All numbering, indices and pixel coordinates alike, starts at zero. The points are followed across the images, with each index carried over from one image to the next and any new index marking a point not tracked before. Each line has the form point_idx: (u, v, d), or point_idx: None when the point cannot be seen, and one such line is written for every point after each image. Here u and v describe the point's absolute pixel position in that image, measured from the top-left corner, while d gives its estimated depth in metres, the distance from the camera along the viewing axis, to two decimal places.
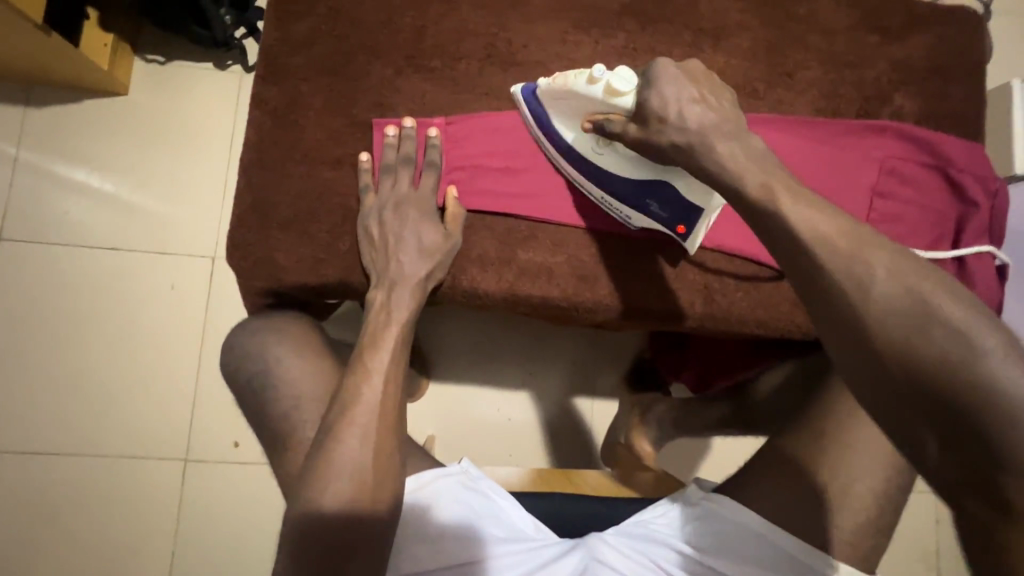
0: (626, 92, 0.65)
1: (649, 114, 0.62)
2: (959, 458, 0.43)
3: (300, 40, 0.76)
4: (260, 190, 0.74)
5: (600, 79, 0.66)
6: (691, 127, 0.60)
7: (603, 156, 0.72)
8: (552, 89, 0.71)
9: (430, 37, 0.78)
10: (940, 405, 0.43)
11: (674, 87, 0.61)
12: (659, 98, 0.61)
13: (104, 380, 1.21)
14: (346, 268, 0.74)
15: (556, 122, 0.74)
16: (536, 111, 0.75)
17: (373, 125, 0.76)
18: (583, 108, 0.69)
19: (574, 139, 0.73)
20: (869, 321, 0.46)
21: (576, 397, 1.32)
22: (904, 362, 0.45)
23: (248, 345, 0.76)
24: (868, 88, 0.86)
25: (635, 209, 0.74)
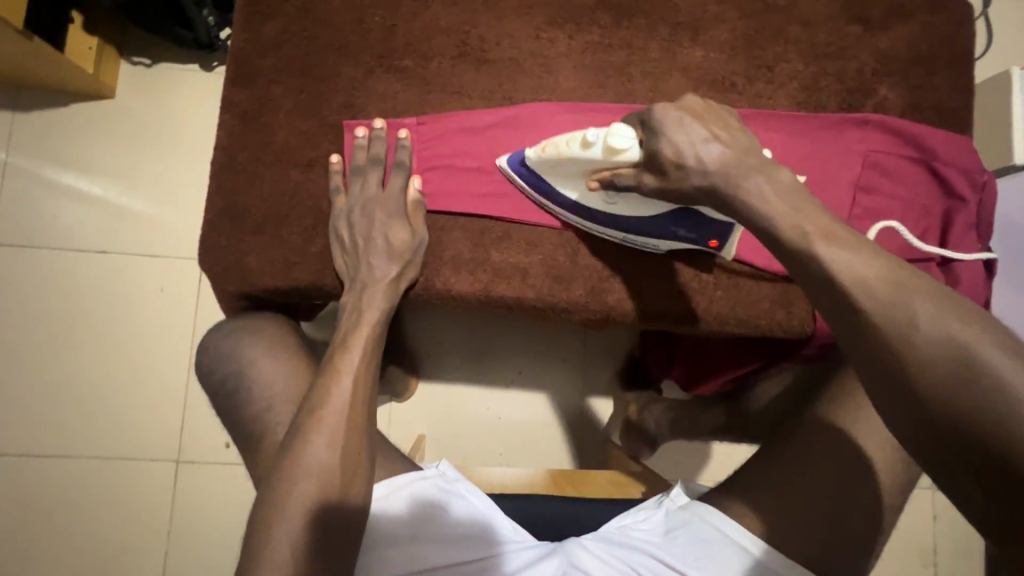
0: (630, 146, 0.65)
1: (664, 162, 0.63)
2: (1007, 502, 0.42)
3: (271, 41, 0.76)
4: (231, 193, 0.74)
5: (597, 141, 0.66)
6: (712, 168, 0.61)
7: (618, 203, 0.72)
8: (546, 160, 0.70)
9: (401, 37, 0.78)
10: (983, 450, 0.43)
11: (684, 132, 0.62)
12: (671, 145, 0.62)
13: (95, 382, 1.22)
14: (319, 270, 0.74)
15: (558, 185, 0.73)
16: (530, 180, 0.74)
17: (344, 127, 0.76)
18: (586, 170, 0.69)
19: (580, 197, 0.73)
20: (908, 363, 0.47)
21: (589, 396, 1.31)
22: (920, 375, 0.46)
23: (221, 347, 0.74)
24: (850, 80, 0.84)
25: (663, 238, 0.74)
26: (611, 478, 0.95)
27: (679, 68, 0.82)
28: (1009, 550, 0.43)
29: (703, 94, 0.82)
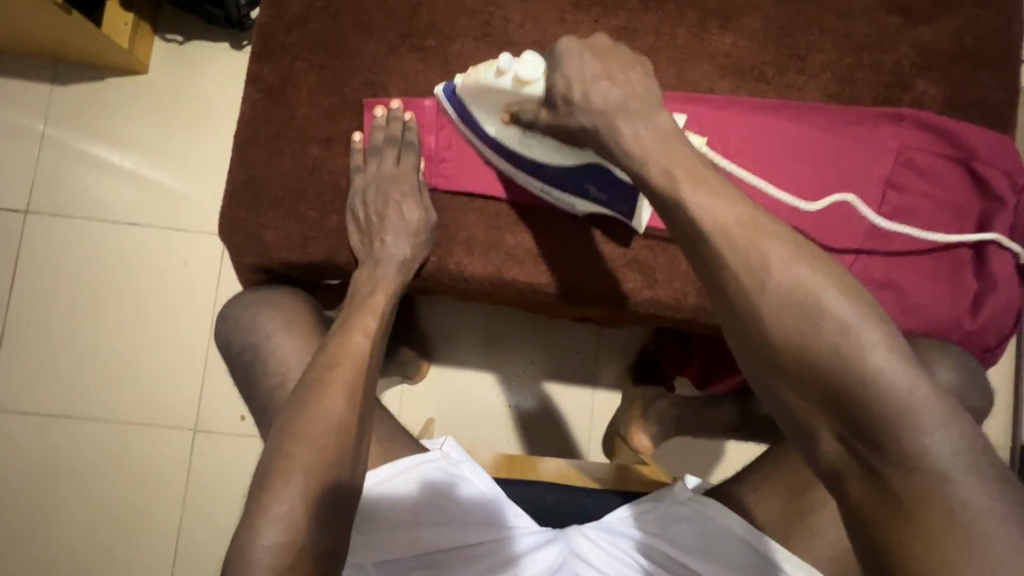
0: (536, 78, 0.65)
1: (556, 96, 0.62)
2: (846, 448, 0.45)
3: (296, 17, 0.77)
4: (252, 167, 0.75)
5: (508, 71, 0.65)
6: (598, 105, 0.59)
7: (532, 146, 0.71)
8: (467, 87, 0.69)
9: (424, 16, 0.77)
10: (832, 400, 0.44)
11: (580, 66, 0.61)
12: (563, 80, 0.61)
13: (120, 349, 1.26)
14: (334, 247, 0.75)
15: (477, 117, 0.72)
16: (458, 108, 0.73)
17: (364, 105, 0.76)
18: (500, 103, 0.68)
19: (497, 132, 0.72)
20: (770, 326, 0.46)
21: (562, 385, 1.30)
22: (783, 348, 0.46)
23: (238, 317, 0.73)
24: (887, 74, 0.81)
25: (575, 194, 0.73)
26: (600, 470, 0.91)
27: (706, 56, 0.80)
28: (842, 489, 0.46)
29: (730, 83, 0.80)
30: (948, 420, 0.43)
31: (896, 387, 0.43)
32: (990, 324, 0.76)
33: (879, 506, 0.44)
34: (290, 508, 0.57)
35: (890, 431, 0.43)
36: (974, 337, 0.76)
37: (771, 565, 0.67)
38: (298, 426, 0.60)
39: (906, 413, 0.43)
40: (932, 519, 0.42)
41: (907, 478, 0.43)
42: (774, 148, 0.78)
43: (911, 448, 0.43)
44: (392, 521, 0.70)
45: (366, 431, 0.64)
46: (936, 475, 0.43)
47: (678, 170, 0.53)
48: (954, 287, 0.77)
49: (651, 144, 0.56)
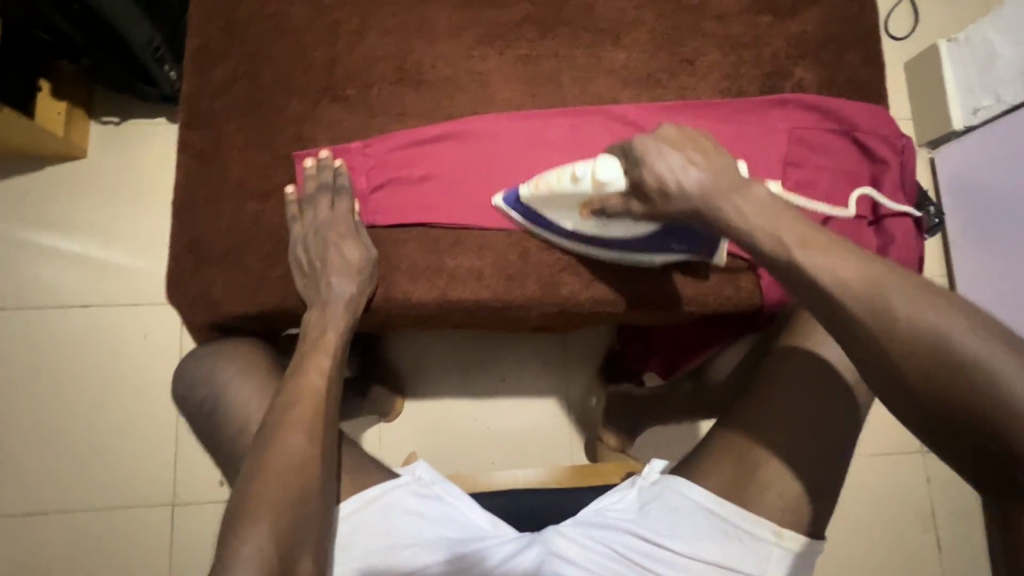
0: (615, 177, 0.70)
1: (649, 190, 0.66)
2: (989, 468, 0.49)
3: (221, 84, 0.81)
4: (193, 229, 0.78)
5: (584, 175, 0.71)
6: (694, 193, 0.64)
7: (610, 228, 0.76)
8: (539, 195, 0.76)
9: (341, 69, 0.83)
10: (968, 427, 0.49)
11: (663, 159, 0.65)
12: (654, 177, 0.65)
13: (88, 433, 1.24)
14: (281, 294, 0.77)
15: (554, 216, 0.78)
16: (525, 213, 0.79)
17: (294, 157, 0.80)
18: (577, 203, 0.73)
19: (575, 225, 0.77)
20: (905, 356, 0.51)
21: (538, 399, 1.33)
22: (919, 380, 0.50)
23: (196, 371, 0.75)
24: (767, 65, 0.90)
25: (657, 251, 0.79)
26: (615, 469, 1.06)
27: (605, 71, 0.87)
28: (994, 506, 0.50)
29: (631, 92, 0.87)
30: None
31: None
32: None
33: None
34: (264, 546, 0.58)
35: None
36: None
37: (739, 532, 0.69)
38: (266, 469, 0.62)
39: None
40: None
41: None
42: None
43: None
44: (363, 551, 0.71)
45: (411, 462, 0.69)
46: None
47: (784, 236, 0.59)
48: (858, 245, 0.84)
49: (752, 217, 0.61)
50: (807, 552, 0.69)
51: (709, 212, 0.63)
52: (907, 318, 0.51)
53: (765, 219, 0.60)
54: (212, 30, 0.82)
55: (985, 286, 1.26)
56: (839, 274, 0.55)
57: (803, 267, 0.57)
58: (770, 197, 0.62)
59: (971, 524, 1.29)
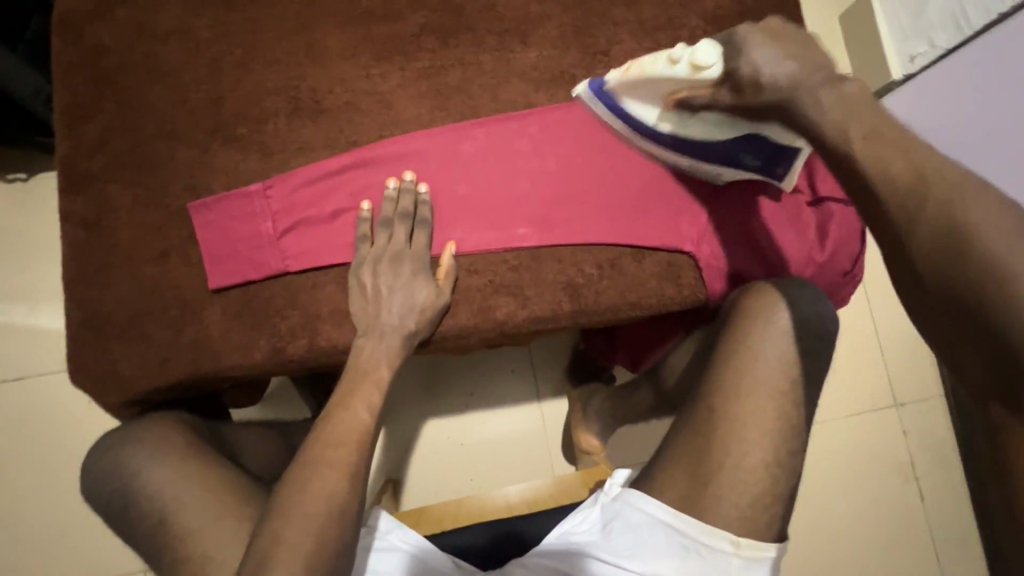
0: (714, 63, 0.59)
1: (741, 79, 0.57)
2: (995, 384, 0.48)
3: (98, 142, 0.75)
4: (89, 303, 0.72)
5: (682, 58, 0.61)
6: (785, 85, 0.55)
7: (690, 126, 0.68)
8: (626, 80, 0.68)
9: (229, 107, 0.77)
10: (985, 330, 0.47)
11: (762, 49, 0.56)
12: (748, 65, 0.56)
13: (33, 516, 1.13)
14: (193, 360, 0.71)
15: (632, 105, 0.71)
16: (607, 102, 0.73)
17: (190, 211, 0.74)
18: (664, 92, 0.65)
19: (661, 122, 0.69)
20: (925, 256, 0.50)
21: (511, 408, 1.30)
22: (939, 277, 0.49)
23: (107, 459, 0.68)
24: (685, 46, 0.85)
25: (729, 164, 0.74)
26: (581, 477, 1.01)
27: (516, 73, 0.82)
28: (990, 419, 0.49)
29: (546, 92, 0.82)
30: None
31: None
32: (839, 250, 0.80)
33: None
34: None
35: None
36: (828, 266, 0.80)
37: (701, 545, 0.66)
38: None
39: None
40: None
41: None
42: (605, 143, 0.80)
43: None
44: None
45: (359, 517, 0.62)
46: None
47: (852, 129, 0.54)
48: (797, 224, 0.80)
49: (830, 110, 0.55)
50: (768, 556, 0.67)
51: (793, 105, 0.56)
52: (956, 238, 0.49)
53: (845, 109, 0.54)
54: (83, 84, 0.76)
55: None
56: (897, 172, 0.52)
57: (863, 164, 0.53)
58: (861, 91, 0.55)
59: (953, 471, 1.30)
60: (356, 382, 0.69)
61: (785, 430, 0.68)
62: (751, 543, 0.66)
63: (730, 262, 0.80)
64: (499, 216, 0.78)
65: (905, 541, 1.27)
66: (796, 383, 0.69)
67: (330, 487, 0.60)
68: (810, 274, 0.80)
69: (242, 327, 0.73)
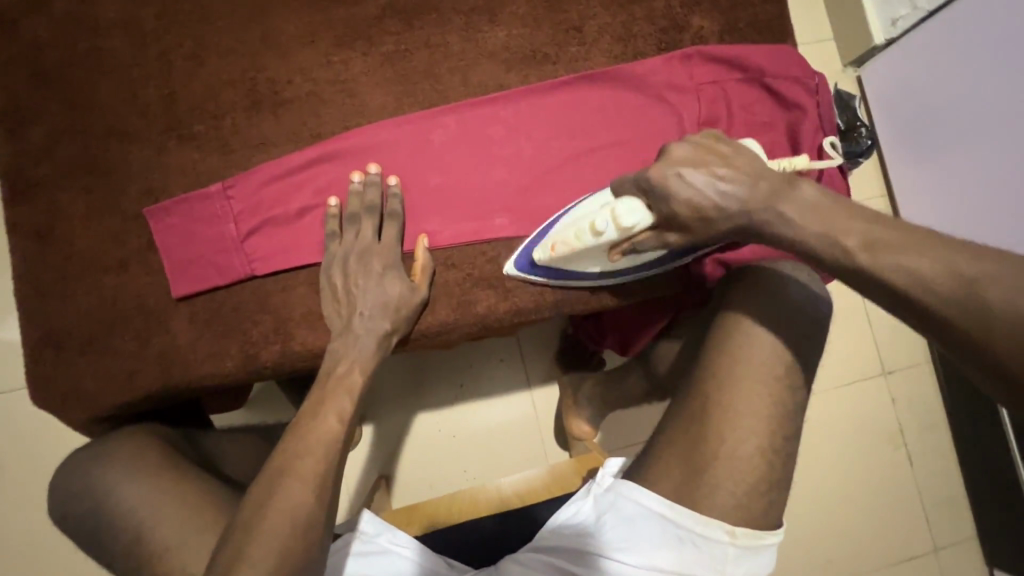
0: (639, 219, 0.61)
1: (686, 220, 0.59)
2: None
3: (43, 147, 0.71)
4: (46, 318, 0.69)
5: (606, 227, 0.62)
6: (735, 209, 0.58)
7: (638, 259, 0.69)
8: (558, 258, 0.68)
9: (182, 103, 0.72)
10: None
11: (689, 188, 0.58)
12: (684, 206, 0.58)
13: None
14: (161, 373, 0.68)
15: (579, 267, 0.71)
16: (546, 272, 0.72)
17: (146, 215, 0.70)
18: (602, 251, 0.66)
19: (603, 267, 0.71)
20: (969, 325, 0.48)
21: (502, 399, 1.28)
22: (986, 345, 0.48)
23: (76, 479, 0.65)
24: (661, 19, 0.81)
25: (693, 256, 0.73)
26: (574, 466, 1.00)
27: (485, 55, 0.78)
28: None
29: (518, 73, 0.78)
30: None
31: None
32: None
33: None
34: None
35: None
36: None
37: (694, 533, 0.65)
38: None
39: None
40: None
41: None
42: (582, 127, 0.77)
43: None
44: None
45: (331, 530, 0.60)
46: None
47: (844, 239, 0.54)
48: None
49: (804, 221, 0.56)
50: (761, 541, 0.66)
51: (759, 228, 0.58)
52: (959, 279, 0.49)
53: (817, 218, 0.55)
54: (22, 85, 0.71)
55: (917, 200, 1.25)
56: (871, 235, 0.53)
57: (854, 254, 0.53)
58: (818, 193, 0.57)
59: (941, 437, 1.31)
60: (330, 389, 0.66)
61: (775, 414, 0.67)
62: (745, 528, 0.65)
63: (712, 243, 0.77)
64: (473, 207, 0.75)
65: (897, 507, 1.28)
66: (785, 365, 0.68)
67: (309, 503, 0.58)
68: None
69: (211, 335, 0.70)
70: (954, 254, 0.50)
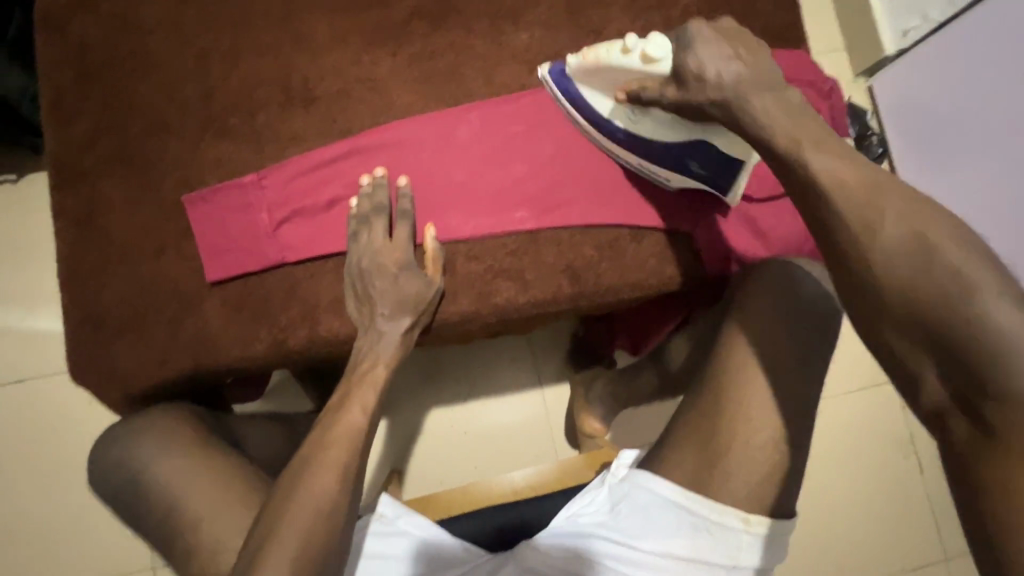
0: (663, 56, 0.64)
1: (686, 72, 0.60)
2: (959, 404, 0.46)
3: (88, 136, 0.74)
4: (86, 299, 0.72)
5: (635, 48, 0.65)
6: (728, 82, 0.58)
7: (641, 121, 0.70)
8: (586, 67, 0.69)
9: (220, 98, 0.76)
10: (941, 345, 0.46)
11: (713, 47, 0.59)
12: (695, 57, 0.59)
13: (42, 515, 1.13)
14: (192, 355, 0.71)
15: (587, 93, 0.73)
16: (563, 86, 0.74)
17: (184, 203, 0.73)
18: (619, 80, 0.68)
19: (610, 112, 0.72)
20: (887, 278, 0.49)
21: (513, 395, 1.30)
22: (896, 296, 0.48)
23: (110, 457, 0.68)
24: (679, 25, 0.84)
25: (674, 168, 0.73)
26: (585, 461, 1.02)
27: (509, 56, 0.81)
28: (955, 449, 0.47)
29: (541, 75, 0.81)
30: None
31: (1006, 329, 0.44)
32: None
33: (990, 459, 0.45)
34: None
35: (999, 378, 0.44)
36: None
37: (708, 522, 0.67)
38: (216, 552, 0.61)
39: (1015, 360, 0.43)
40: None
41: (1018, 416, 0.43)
42: None
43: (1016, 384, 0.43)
44: None
45: (352, 510, 0.62)
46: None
47: (802, 137, 0.55)
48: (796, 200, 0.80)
49: (774, 116, 0.56)
50: (775, 531, 0.67)
51: (739, 106, 0.58)
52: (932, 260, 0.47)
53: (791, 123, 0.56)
54: (70, 78, 0.75)
55: None
56: (852, 183, 0.51)
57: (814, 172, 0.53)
58: (808, 112, 0.57)
59: None
60: (355, 384, 0.69)
61: (789, 408, 0.68)
62: (759, 518, 0.67)
63: (726, 240, 0.79)
64: (494, 202, 0.77)
65: (907, 513, 1.28)
66: (802, 360, 0.69)
67: (334, 483, 0.60)
68: (807, 251, 0.80)
69: (241, 320, 0.72)
70: (935, 212, 0.49)
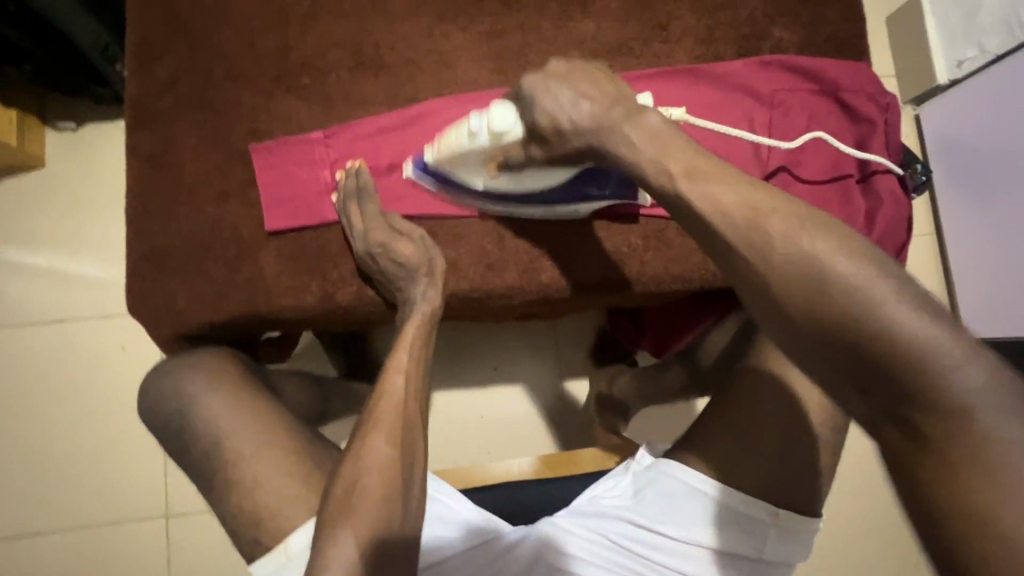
0: (512, 125, 0.65)
1: (544, 132, 0.62)
2: (881, 413, 0.44)
3: (167, 80, 0.77)
4: (151, 235, 0.74)
5: (480, 129, 0.66)
6: (586, 128, 0.59)
7: (521, 181, 0.72)
8: (443, 159, 0.70)
9: (294, 56, 0.78)
10: (856, 358, 0.44)
11: (553, 97, 0.61)
12: (545, 115, 0.61)
13: (72, 450, 1.16)
14: (246, 299, 0.73)
15: (463, 176, 0.73)
16: (437, 176, 0.74)
17: (252, 152, 0.76)
18: (481, 159, 0.69)
19: (487, 184, 0.73)
20: (784, 293, 0.47)
21: (533, 385, 1.31)
22: (798, 309, 0.46)
23: (160, 389, 0.70)
24: (744, 27, 0.85)
25: (579, 201, 0.75)
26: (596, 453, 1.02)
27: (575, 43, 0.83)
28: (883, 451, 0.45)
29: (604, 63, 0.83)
30: (982, 372, 0.42)
31: (913, 334, 0.43)
32: (883, 236, 0.80)
33: (922, 461, 0.43)
34: None
35: (915, 381, 0.42)
36: None
37: (736, 512, 0.68)
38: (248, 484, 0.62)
39: (925, 361, 0.42)
40: (1001, 469, 0.40)
41: (938, 421, 0.42)
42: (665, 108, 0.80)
43: (936, 390, 0.42)
44: None
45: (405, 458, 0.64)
46: (965, 420, 0.42)
47: (668, 162, 0.54)
48: (846, 208, 0.81)
49: (640, 146, 0.56)
50: (802, 528, 0.68)
51: (602, 144, 0.59)
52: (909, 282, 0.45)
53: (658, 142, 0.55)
54: (156, 24, 0.78)
55: (974, 239, 1.23)
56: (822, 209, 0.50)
57: (687, 195, 0.52)
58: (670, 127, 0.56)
59: None
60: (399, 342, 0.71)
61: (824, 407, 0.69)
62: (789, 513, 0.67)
63: None
64: None
65: None
66: None
67: (378, 428, 0.62)
68: None
69: (296, 270, 0.74)
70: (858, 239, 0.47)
